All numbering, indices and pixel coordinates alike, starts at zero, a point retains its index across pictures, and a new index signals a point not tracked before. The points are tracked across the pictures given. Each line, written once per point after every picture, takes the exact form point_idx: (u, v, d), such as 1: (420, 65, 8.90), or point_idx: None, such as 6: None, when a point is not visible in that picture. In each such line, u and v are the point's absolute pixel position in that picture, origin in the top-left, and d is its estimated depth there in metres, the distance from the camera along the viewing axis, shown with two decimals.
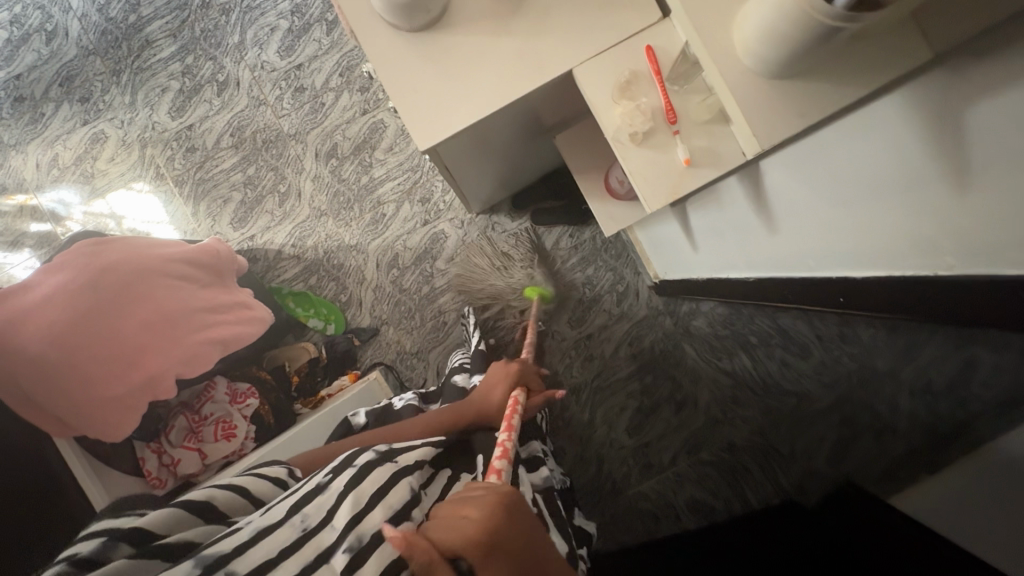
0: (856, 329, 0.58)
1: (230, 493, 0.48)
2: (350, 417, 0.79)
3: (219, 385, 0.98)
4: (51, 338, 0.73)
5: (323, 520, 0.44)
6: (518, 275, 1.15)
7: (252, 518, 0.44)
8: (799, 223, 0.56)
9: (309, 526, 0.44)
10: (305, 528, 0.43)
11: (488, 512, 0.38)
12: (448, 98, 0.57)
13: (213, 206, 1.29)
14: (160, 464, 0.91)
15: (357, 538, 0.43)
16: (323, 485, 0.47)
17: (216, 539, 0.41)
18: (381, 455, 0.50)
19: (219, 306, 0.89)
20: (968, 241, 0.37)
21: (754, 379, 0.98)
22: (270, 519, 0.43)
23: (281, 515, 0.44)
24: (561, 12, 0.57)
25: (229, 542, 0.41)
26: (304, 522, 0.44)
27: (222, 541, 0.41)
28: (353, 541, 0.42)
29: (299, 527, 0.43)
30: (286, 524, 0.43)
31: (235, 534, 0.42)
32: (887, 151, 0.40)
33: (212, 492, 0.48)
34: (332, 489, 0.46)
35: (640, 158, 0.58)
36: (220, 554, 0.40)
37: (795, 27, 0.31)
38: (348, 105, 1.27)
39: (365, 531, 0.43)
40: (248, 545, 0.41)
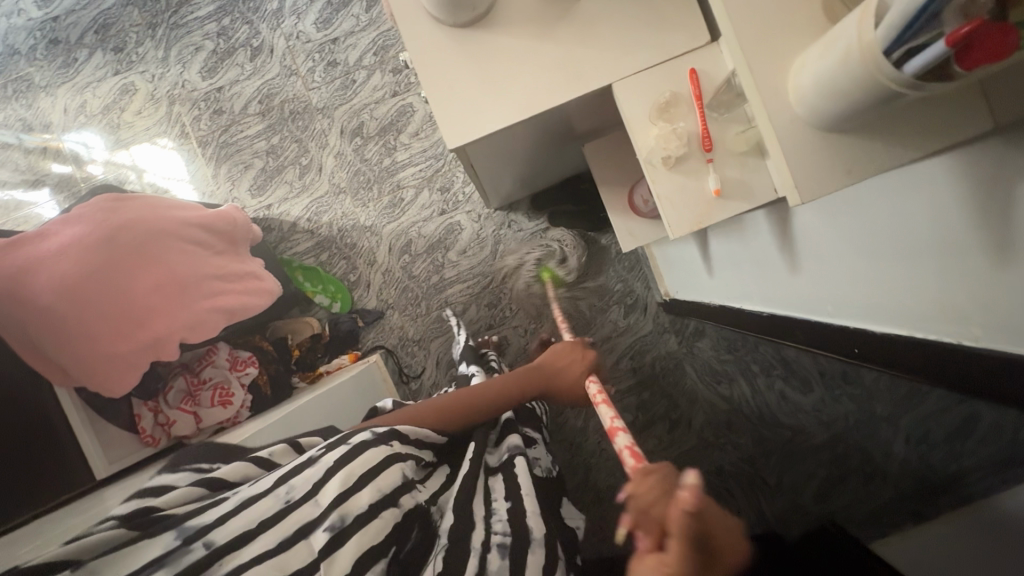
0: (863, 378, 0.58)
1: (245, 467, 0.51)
2: (379, 405, 0.71)
3: (221, 351, 0.98)
4: (62, 289, 0.73)
5: (307, 495, 0.47)
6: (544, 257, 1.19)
7: (240, 490, 0.47)
8: (824, 269, 0.56)
9: (293, 498, 0.46)
10: (289, 500, 0.46)
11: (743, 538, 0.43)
12: (485, 97, 0.56)
13: (233, 170, 1.28)
14: (155, 423, 0.92)
15: (341, 519, 0.46)
16: (314, 459, 0.50)
17: (201, 510, 0.45)
18: (377, 436, 0.52)
19: (229, 275, 0.90)
20: (1001, 316, 0.37)
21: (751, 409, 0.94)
22: (256, 490, 0.47)
23: (267, 486, 0.47)
24: (608, 25, 0.56)
25: (212, 514, 0.44)
26: (288, 494, 0.46)
27: (206, 513, 0.44)
28: (336, 520, 0.46)
29: (283, 498, 0.46)
30: (270, 495, 0.46)
31: (221, 504, 0.45)
32: (929, 210, 0.39)
33: (246, 470, 0.51)
34: (321, 463, 0.49)
35: (670, 182, 0.56)
36: (203, 523, 0.43)
37: (857, 85, 0.28)
38: (379, 84, 1.25)
39: (348, 512, 0.46)
40: (229, 516, 0.44)
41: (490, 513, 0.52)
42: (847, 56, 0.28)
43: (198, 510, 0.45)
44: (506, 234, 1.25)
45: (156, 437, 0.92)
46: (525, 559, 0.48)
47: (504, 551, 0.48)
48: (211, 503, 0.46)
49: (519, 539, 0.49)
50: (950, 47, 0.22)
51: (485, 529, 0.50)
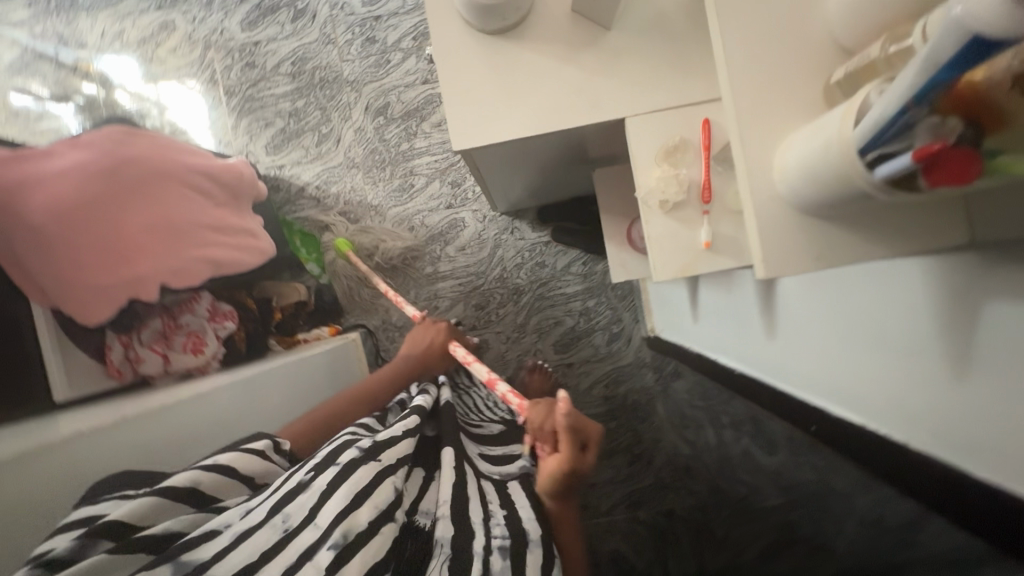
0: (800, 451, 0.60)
1: (212, 475, 0.52)
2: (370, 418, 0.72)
3: (203, 301, 0.99)
4: (56, 213, 0.73)
5: (305, 522, 0.47)
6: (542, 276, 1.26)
7: (232, 522, 0.47)
8: (796, 342, 0.56)
9: (291, 526, 0.47)
10: (286, 530, 0.47)
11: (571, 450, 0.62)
12: (509, 111, 0.56)
13: (253, 125, 1.29)
14: (124, 357, 0.91)
15: (343, 536, 0.45)
16: (305, 483, 0.51)
17: (196, 543, 0.44)
18: (364, 453, 0.54)
19: (225, 228, 0.92)
20: (951, 429, 0.36)
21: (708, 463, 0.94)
22: (252, 522, 0.47)
23: (261, 517, 0.48)
24: (633, 62, 0.56)
25: (207, 548, 0.44)
26: (285, 522, 0.47)
27: (202, 547, 0.44)
28: (339, 537, 0.45)
29: (281, 527, 0.47)
30: (268, 524, 0.47)
31: (217, 539, 0.45)
32: (896, 307, 0.40)
33: (198, 475, 0.51)
34: (314, 488, 0.50)
35: (662, 225, 0.57)
36: (202, 558, 0.43)
37: (832, 179, 0.27)
38: (412, 69, 1.26)
39: (351, 528, 0.46)
40: (228, 549, 0.44)
41: (487, 517, 0.54)
42: (830, 142, 0.27)
43: (190, 542, 0.45)
44: (506, 240, 1.26)
45: (122, 370, 0.92)
46: (525, 558, 0.50)
47: (505, 553, 0.49)
48: (204, 533, 0.46)
49: (518, 544, 0.50)
50: (919, 161, 0.21)
51: (485, 533, 0.51)
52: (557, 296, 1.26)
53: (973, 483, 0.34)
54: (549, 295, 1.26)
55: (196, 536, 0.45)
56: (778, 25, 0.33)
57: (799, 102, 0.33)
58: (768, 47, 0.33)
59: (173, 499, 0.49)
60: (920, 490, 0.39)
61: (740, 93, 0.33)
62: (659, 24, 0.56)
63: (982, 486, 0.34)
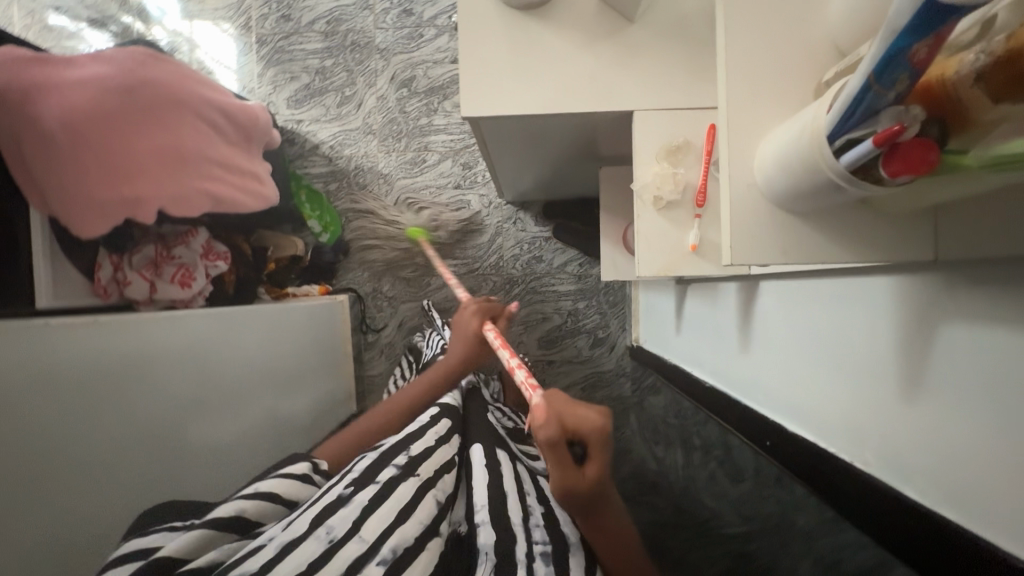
0: (753, 469, 0.60)
1: (257, 502, 0.52)
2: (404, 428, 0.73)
3: (199, 237, 1.00)
4: (68, 119, 0.73)
5: (349, 534, 0.47)
6: (537, 269, 1.26)
7: (275, 535, 0.47)
8: (765, 357, 0.56)
9: (335, 537, 0.47)
10: (331, 540, 0.46)
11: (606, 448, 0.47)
12: (527, 87, 0.57)
13: (279, 77, 1.30)
14: (113, 278, 0.92)
15: (392, 551, 0.47)
16: (345, 497, 0.51)
17: (242, 560, 0.44)
18: (403, 469, 0.55)
19: (231, 166, 0.94)
20: (895, 450, 0.37)
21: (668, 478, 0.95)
22: (295, 534, 0.47)
23: (304, 529, 0.47)
24: (654, 58, 0.56)
25: (255, 561, 0.44)
26: (329, 533, 0.47)
27: (249, 561, 0.44)
28: (388, 552, 0.47)
29: (325, 538, 0.47)
30: (312, 536, 0.46)
31: (260, 553, 0.45)
32: (861, 329, 0.40)
33: (242, 504, 0.51)
34: (354, 502, 0.50)
35: (653, 222, 0.57)
36: (250, 569, 0.43)
37: (801, 169, 0.27)
38: (443, 47, 1.27)
39: (399, 545, 0.47)
40: (275, 562, 0.44)
41: (527, 519, 0.53)
42: (802, 132, 0.27)
43: (236, 560, 0.44)
44: (508, 229, 1.27)
45: (107, 290, 0.93)
46: (569, 562, 0.49)
47: (549, 559, 0.48)
48: (251, 550, 0.46)
49: (560, 548, 0.50)
50: (877, 147, 0.21)
51: (527, 539, 0.50)
52: (549, 293, 1.26)
53: (914, 507, 0.34)
54: (541, 290, 1.26)
55: (242, 556, 0.45)
56: (787, 6, 0.32)
57: (791, 86, 0.32)
58: (775, 28, 0.32)
59: (221, 530, 0.49)
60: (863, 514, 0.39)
61: (734, 71, 0.32)
62: (681, 23, 0.56)
63: (918, 511, 0.34)
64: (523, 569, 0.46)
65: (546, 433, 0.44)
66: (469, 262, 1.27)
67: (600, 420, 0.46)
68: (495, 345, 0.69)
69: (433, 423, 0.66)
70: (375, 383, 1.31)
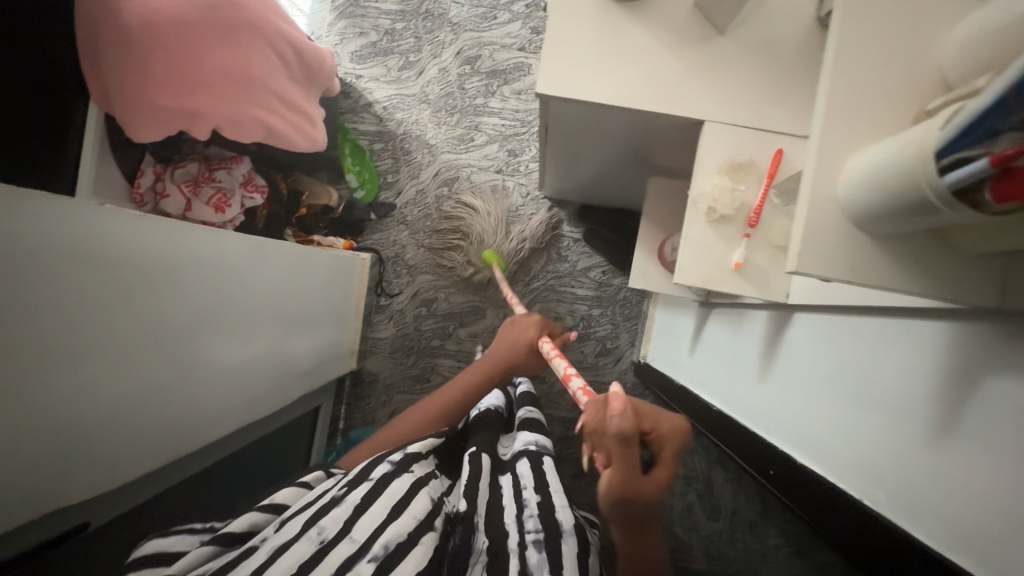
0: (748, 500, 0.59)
1: (264, 515, 0.56)
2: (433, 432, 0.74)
3: (242, 165, 1.03)
4: (151, 23, 0.73)
5: (340, 535, 0.50)
6: (562, 267, 1.27)
7: (268, 537, 0.51)
8: (785, 388, 0.56)
9: (325, 538, 0.50)
10: (322, 541, 0.49)
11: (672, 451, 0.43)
12: (607, 75, 0.57)
13: (348, 29, 1.32)
14: (152, 187, 0.95)
15: (382, 548, 0.50)
16: (338, 497, 0.55)
17: (239, 562, 0.48)
18: (396, 466, 0.59)
19: (288, 102, 0.96)
20: (911, 492, 0.37)
21: None
22: (287, 537, 0.50)
23: (295, 531, 0.50)
24: (735, 74, 0.57)
25: (249, 564, 0.47)
26: (320, 535, 0.50)
27: (244, 564, 0.47)
28: (379, 550, 0.49)
29: (316, 539, 0.49)
30: (304, 537, 0.49)
31: (255, 555, 0.48)
32: (898, 373, 0.40)
33: (252, 518, 0.55)
34: (346, 503, 0.53)
35: (702, 233, 0.57)
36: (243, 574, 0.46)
37: (895, 183, 0.27)
38: (514, 32, 1.28)
39: (390, 541, 0.50)
40: (265, 564, 0.47)
41: (522, 509, 0.58)
42: (905, 148, 0.27)
43: (231, 564, 0.48)
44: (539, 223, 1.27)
45: (145, 198, 0.95)
46: (559, 546, 0.53)
47: (540, 547, 0.53)
48: (249, 549, 0.50)
49: (552, 537, 0.54)
50: (991, 167, 0.21)
51: (519, 530, 0.55)
52: (567, 292, 1.26)
53: (921, 549, 0.34)
54: (560, 288, 1.26)
55: (237, 558, 0.49)
56: (900, 29, 0.32)
57: (888, 110, 0.31)
58: (883, 52, 0.32)
59: (230, 543, 0.52)
60: (862, 554, 0.38)
61: (839, 85, 0.32)
62: (771, 43, 0.56)
63: (925, 554, 0.34)
64: (513, 561, 0.52)
65: (621, 421, 0.39)
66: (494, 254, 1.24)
67: (670, 432, 0.43)
68: (551, 353, 0.70)
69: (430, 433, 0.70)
70: (378, 347, 1.30)
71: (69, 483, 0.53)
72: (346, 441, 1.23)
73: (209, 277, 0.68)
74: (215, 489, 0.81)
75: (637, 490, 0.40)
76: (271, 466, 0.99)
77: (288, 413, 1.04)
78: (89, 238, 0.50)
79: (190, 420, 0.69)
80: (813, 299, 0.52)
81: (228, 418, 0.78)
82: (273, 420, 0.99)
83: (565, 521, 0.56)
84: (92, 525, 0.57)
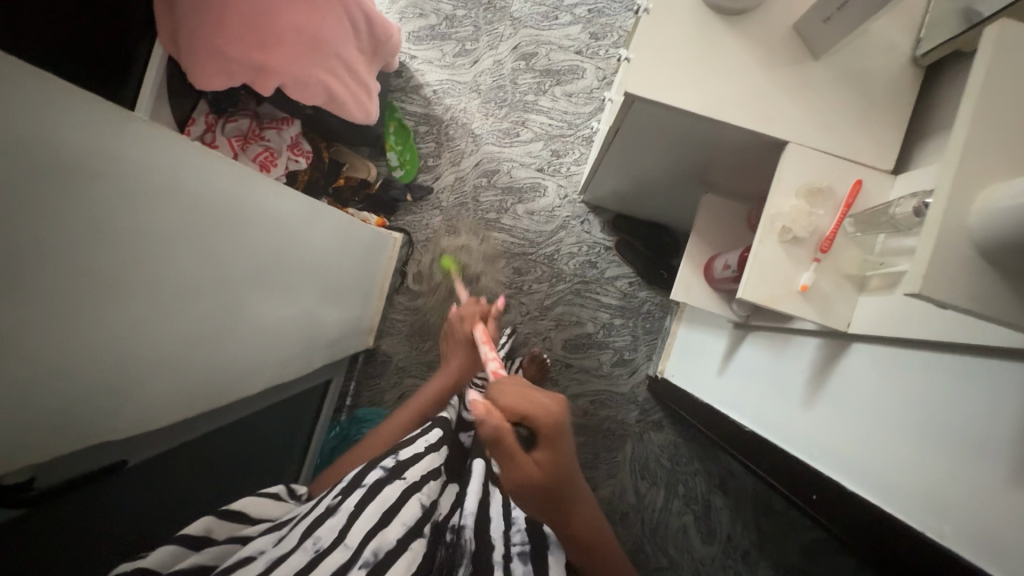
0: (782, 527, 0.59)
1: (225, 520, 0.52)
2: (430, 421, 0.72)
3: (292, 129, 1.02)
4: None
5: (335, 542, 0.48)
6: (590, 274, 1.27)
7: (265, 550, 0.48)
8: (834, 415, 0.56)
9: (320, 548, 0.47)
10: (317, 550, 0.47)
11: (547, 419, 0.47)
12: (699, 81, 0.58)
13: (409, 10, 1.32)
14: (201, 137, 0.93)
15: (373, 555, 0.47)
16: (333, 507, 0.52)
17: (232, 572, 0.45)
18: (389, 472, 0.56)
19: (352, 72, 0.95)
20: (984, 528, 0.37)
21: (652, 521, 1.17)
22: (283, 549, 0.47)
23: (293, 543, 0.48)
24: (822, 102, 0.57)
25: (244, 572, 0.45)
26: (315, 545, 0.47)
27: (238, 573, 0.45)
28: (370, 556, 0.47)
29: (311, 549, 0.47)
30: (299, 548, 0.47)
31: (252, 565, 0.46)
32: (973, 413, 0.40)
33: (210, 523, 0.50)
34: (339, 511, 0.51)
35: (771, 251, 0.57)
36: None
37: None
38: (573, 35, 1.29)
39: (381, 547, 0.48)
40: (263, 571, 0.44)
41: (509, 524, 0.57)
42: None
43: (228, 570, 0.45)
44: (573, 227, 1.27)
45: None
46: (546, 560, 0.54)
47: (525, 559, 0.53)
48: (240, 561, 0.46)
49: (536, 552, 0.54)
50: None
51: (505, 542, 0.54)
52: (591, 299, 1.26)
53: None
54: (585, 295, 1.26)
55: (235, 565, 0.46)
56: None
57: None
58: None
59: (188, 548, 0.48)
60: None
61: (981, 118, 0.32)
62: (864, 75, 0.57)
63: None
64: (499, 569, 0.51)
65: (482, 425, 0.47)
66: (515, 261, 1.27)
67: (551, 407, 0.47)
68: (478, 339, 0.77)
69: (424, 433, 0.67)
70: (395, 328, 1.29)
71: (115, 420, 0.52)
72: (351, 419, 1.22)
73: (266, 230, 0.67)
74: (227, 448, 0.79)
75: (520, 471, 0.46)
76: (277, 434, 0.97)
77: (303, 383, 1.02)
78: (175, 175, 0.49)
79: (228, 374, 0.68)
80: (877, 331, 0.52)
81: (259, 377, 0.77)
82: (289, 388, 0.97)
83: (550, 534, 0.57)
84: (129, 462, 0.57)
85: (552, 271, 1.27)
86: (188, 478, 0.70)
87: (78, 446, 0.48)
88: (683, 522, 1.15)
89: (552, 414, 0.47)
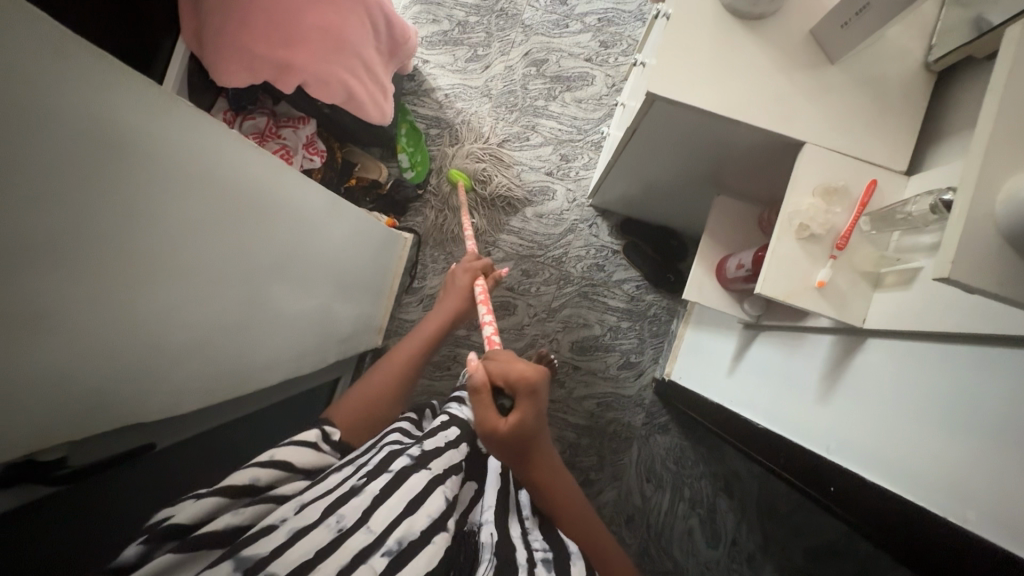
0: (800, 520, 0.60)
1: (271, 474, 0.53)
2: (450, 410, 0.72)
3: (307, 127, 1.04)
4: None
5: (359, 522, 0.47)
6: (598, 277, 1.28)
7: (288, 518, 0.47)
8: (850, 408, 0.57)
9: (343, 527, 0.46)
10: (341, 529, 0.46)
11: (523, 384, 0.54)
12: (721, 82, 0.59)
13: (423, 16, 1.35)
14: None
15: (397, 543, 0.47)
16: (357, 487, 0.51)
17: (254, 540, 0.44)
18: (415, 462, 0.56)
19: (371, 72, 0.97)
20: (1010, 509, 0.38)
21: (659, 522, 1.18)
22: (306, 521, 0.46)
23: (315, 517, 0.47)
24: (838, 105, 0.59)
25: (266, 544, 0.44)
26: (338, 524, 0.46)
27: (262, 543, 0.44)
28: (394, 544, 0.46)
29: (334, 527, 0.46)
30: (322, 524, 0.46)
31: (274, 535, 0.45)
32: (996, 399, 0.41)
33: (257, 472, 0.52)
34: (365, 493, 0.50)
35: (789, 247, 0.59)
36: (260, 555, 0.43)
37: None
38: (583, 43, 1.31)
39: (404, 537, 0.47)
40: (284, 545, 0.44)
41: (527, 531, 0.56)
42: None
43: (251, 537, 0.45)
44: (582, 230, 1.29)
45: None
46: (569, 569, 0.51)
47: (549, 566, 0.51)
48: (263, 530, 0.46)
49: (559, 557, 0.53)
50: None
51: (527, 548, 0.53)
52: (598, 302, 1.27)
53: None
54: (592, 297, 1.28)
55: (256, 533, 0.45)
56: None
57: None
58: None
59: (231, 496, 0.49)
60: None
61: (1007, 110, 0.33)
62: (878, 79, 0.59)
63: None
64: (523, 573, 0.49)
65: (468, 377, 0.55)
66: (523, 262, 1.28)
67: (527, 373, 0.54)
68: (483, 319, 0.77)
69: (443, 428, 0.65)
70: (404, 328, 1.29)
71: (145, 401, 0.52)
72: None
73: (291, 222, 0.68)
74: (242, 441, 0.79)
75: (490, 422, 0.54)
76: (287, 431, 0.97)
77: (314, 380, 1.02)
78: (210, 158, 0.50)
79: (250, 364, 0.69)
80: (893, 325, 0.54)
81: (276, 370, 0.77)
82: (301, 384, 0.97)
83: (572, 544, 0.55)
84: (157, 446, 0.59)
85: (560, 273, 1.28)
86: (205, 469, 0.70)
87: (108, 427, 0.48)
88: (688, 525, 1.15)
89: (526, 377, 0.54)
